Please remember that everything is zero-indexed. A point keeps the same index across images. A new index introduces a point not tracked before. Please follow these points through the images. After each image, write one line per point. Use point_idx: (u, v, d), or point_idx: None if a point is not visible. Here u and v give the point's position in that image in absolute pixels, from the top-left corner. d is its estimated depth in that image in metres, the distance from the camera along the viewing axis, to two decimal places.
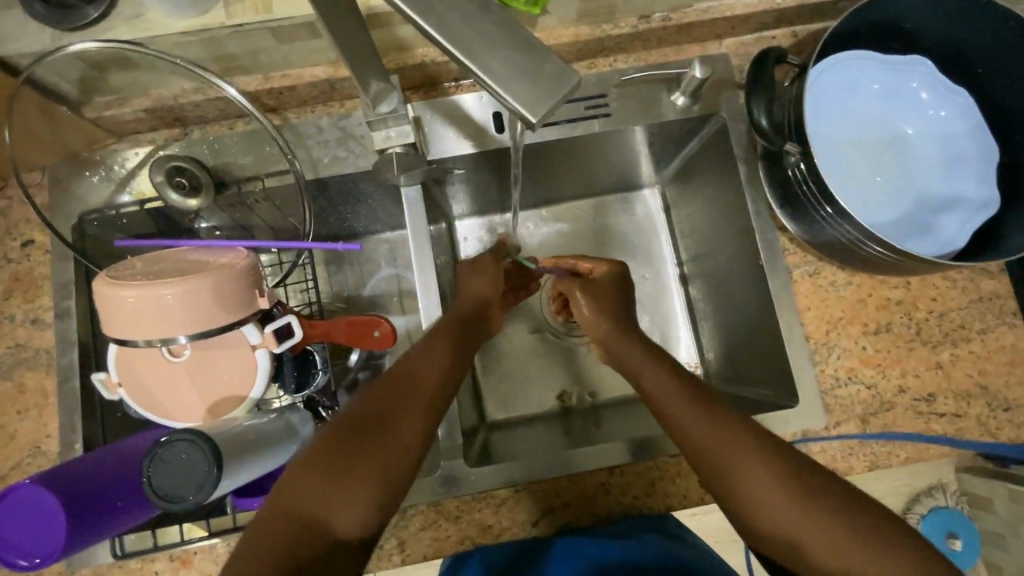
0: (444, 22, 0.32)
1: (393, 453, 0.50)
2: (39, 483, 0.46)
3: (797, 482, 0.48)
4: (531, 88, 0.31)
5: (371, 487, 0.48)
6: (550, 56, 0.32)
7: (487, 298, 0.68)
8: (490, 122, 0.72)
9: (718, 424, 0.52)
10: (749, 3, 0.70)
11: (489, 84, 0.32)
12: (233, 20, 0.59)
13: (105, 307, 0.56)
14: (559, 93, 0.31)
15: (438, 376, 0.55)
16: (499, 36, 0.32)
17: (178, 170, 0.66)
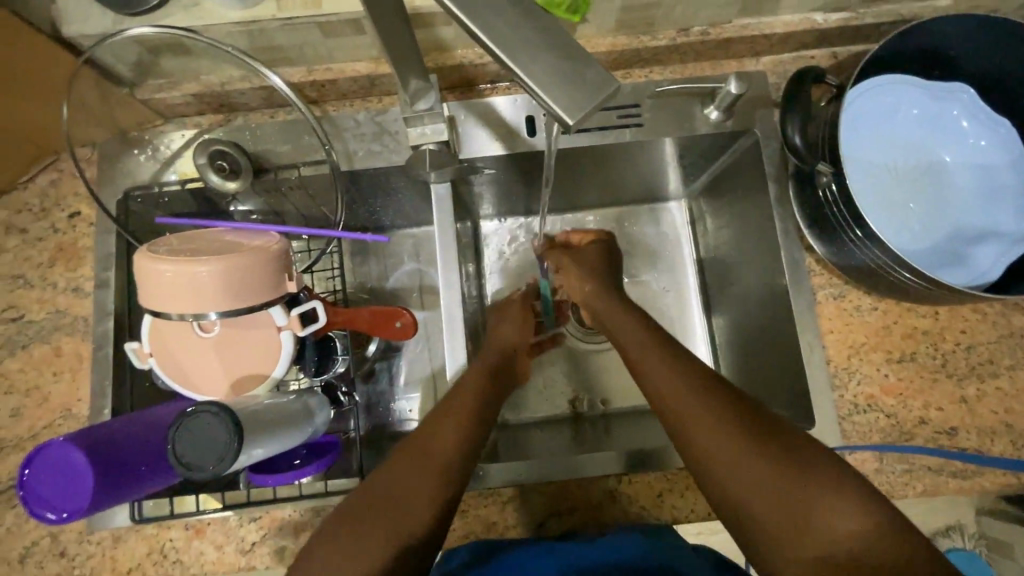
0: (486, 22, 0.33)
1: (415, 484, 0.52)
2: (70, 439, 0.48)
3: (802, 473, 0.46)
4: (570, 92, 0.32)
5: (400, 516, 0.50)
6: (591, 63, 0.33)
7: (516, 346, 0.73)
8: (522, 124, 0.74)
9: (722, 418, 0.50)
10: (789, 22, 0.70)
11: (529, 85, 0.33)
12: (283, 13, 0.61)
13: (143, 278, 0.59)
14: (598, 99, 0.32)
15: (456, 418, 0.57)
16: (537, 44, 0.33)
17: (222, 154, 0.68)
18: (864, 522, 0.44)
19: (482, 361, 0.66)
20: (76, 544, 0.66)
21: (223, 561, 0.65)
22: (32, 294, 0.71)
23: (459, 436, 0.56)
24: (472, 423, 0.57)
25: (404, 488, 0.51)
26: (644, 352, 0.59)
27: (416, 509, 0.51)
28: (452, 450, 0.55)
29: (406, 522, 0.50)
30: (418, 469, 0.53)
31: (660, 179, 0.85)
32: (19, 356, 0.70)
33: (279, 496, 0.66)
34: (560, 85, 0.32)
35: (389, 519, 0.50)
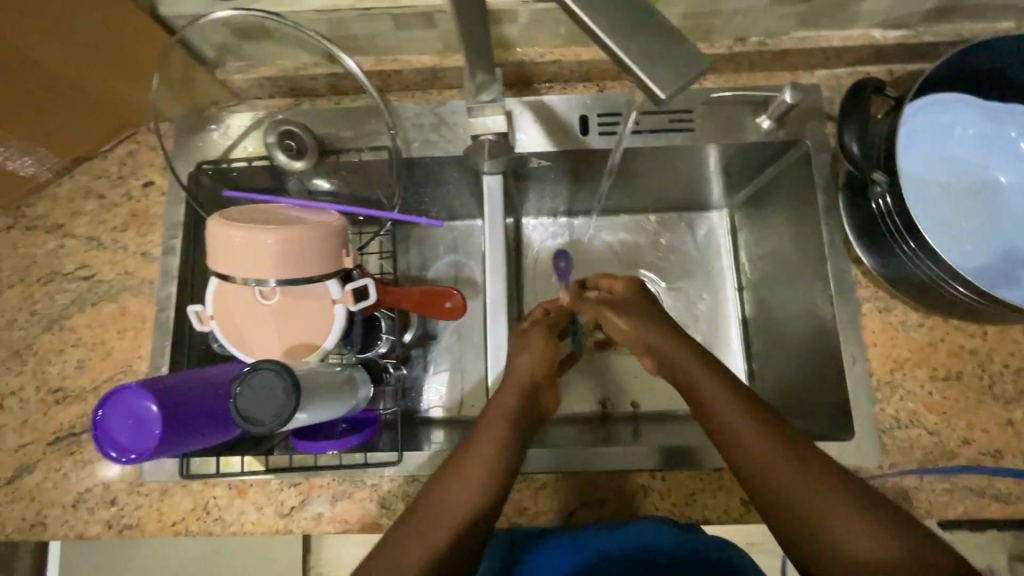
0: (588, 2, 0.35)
1: (463, 481, 0.58)
2: (145, 386, 0.52)
3: (829, 493, 0.48)
4: (665, 67, 0.34)
5: (455, 506, 0.56)
6: (684, 46, 0.35)
7: (536, 379, 0.68)
8: (576, 123, 0.76)
9: (753, 436, 0.52)
10: (846, 38, 0.72)
11: (625, 61, 0.34)
12: (363, 4, 0.65)
13: (213, 243, 0.62)
14: (691, 74, 0.33)
15: (499, 432, 0.62)
16: (637, 22, 0.35)
17: (290, 134, 0.72)
18: (890, 545, 0.45)
19: (510, 395, 0.66)
20: (126, 494, 0.69)
21: (262, 523, 0.68)
22: (104, 255, 0.75)
23: (496, 442, 0.61)
24: (509, 434, 0.62)
25: (454, 483, 0.57)
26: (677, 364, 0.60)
27: (465, 509, 0.56)
28: (492, 454, 0.60)
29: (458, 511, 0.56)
30: (469, 469, 0.58)
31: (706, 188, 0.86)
32: (88, 312, 0.74)
33: (321, 463, 0.69)
34: (658, 63, 0.34)
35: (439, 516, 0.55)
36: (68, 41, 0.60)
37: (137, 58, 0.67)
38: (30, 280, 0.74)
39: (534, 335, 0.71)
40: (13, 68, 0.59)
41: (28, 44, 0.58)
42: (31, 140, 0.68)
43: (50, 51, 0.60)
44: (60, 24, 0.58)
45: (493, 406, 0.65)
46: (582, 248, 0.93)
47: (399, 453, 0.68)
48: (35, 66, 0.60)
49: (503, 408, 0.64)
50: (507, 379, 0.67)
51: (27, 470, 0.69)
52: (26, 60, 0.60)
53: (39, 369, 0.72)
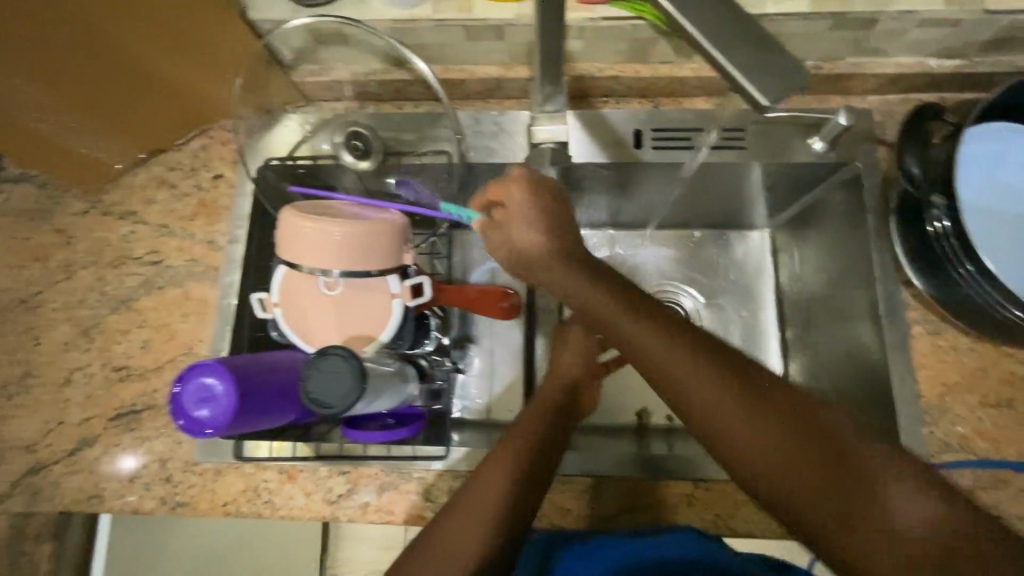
0: (696, 17, 0.38)
1: (492, 485, 0.57)
2: (222, 364, 0.54)
3: (873, 507, 0.44)
4: (769, 79, 0.37)
5: (483, 510, 0.56)
6: (784, 58, 0.38)
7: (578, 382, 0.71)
8: (630, 137, 0.78)
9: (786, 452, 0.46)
10: (901, 64, 0.73)
11: (732, 71, 0.37)
12: (438, 15, 0.69)
13: (285, 231, 0.65)
14: (792, 88, 0.37)
15: (539, 425, 0.64)
16: (741, 36, 0.38)
17: (357, 135, 0.76)
18: (933, 550, 0.43)
19: (549, 396, 0.68)
20: (181, 472, 0.71)
21: (310, 508, 0.69)
22: (172, 242, 0.79)
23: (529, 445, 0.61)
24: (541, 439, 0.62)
25: (482, 487, 0.57)
26: (675, 370, 0.50)
27: (492, 512, 0.56)
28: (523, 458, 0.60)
29: (489, 515, 0.55)
30: (501, 471, 0.58)
31: (751, 207, 0.86)
32: (154, 295, 0.77)
33: (369, 453, 0.71)
34: (765, 74, 0.37)
35: (483, 512, 0.55)
36: (163, 36, 0.65)
37: (222, 53, 0.72)
38: (102, 262, 0.78)
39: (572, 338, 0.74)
40: (112, 56, 0.65)
41: (127, 34, 0.63)
42: (114, 124, 0.72)
43: (145, 46, 0.65)
44: (158, 13, 0.63)
45: (536, 403, 0.67)
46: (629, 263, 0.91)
47: (447, 448, 0.71)
48: (131, 57, 0.66)
49: (537, 410, 0.66)
50: (551, 377, 0.71)
51: (89, 443, 0.72)
52: (125, 53, 0.65)
53: (106, 347, 0.75)
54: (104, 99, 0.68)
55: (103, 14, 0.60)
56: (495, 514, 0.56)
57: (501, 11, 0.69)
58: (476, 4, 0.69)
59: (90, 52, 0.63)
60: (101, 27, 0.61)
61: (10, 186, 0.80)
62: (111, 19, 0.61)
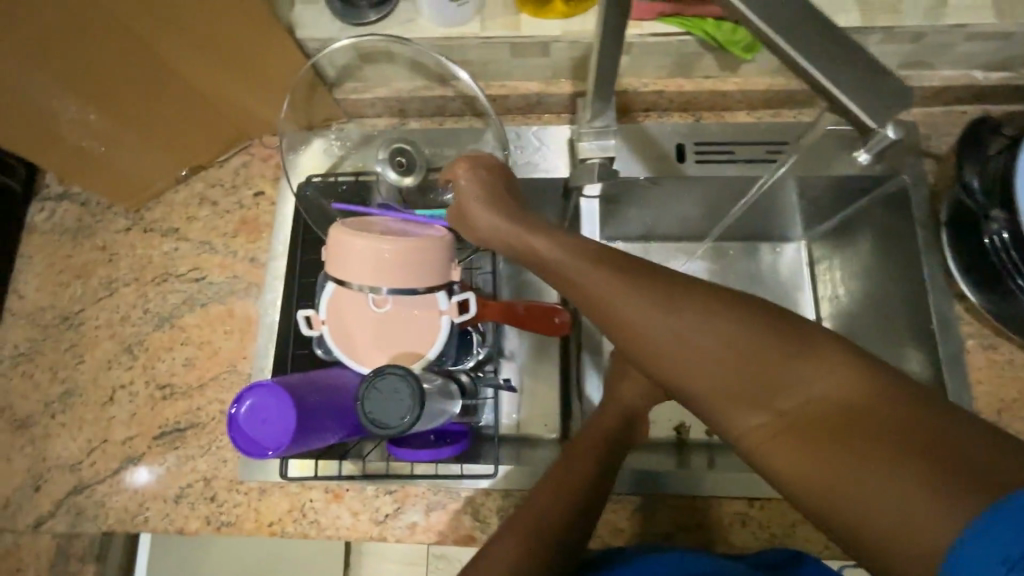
0: (803, 45, 0.39)
1: (543, 511, 0.55)
2: (277, 383, 0.54)
3: (850, 436, 0.39)
4: (878, 102, 0.41)
5: (528, 534, 0.53)
6: (880, 75, 0.41)
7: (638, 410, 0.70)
8: (672, 151, 0.78)
9: (752, 388, 0.43)
10: (947, 77, 0.73)
11: (836, 95, 0.40)
12: (485, 32, 0.69)
13: (335, 248, 0.65)
14: (894, 108, 0.41)
15: (593, 448, 0.64)
16: (847, 60, 0.40)
17: (401, 151, 0.76)
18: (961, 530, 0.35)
19: (605, 421, 0.68)
20: (226, 491, 0.70)
21: (357, 528, 0.68)
22: (215, 259, 0.79)
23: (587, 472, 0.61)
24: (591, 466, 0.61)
25: (528, 510, 0.56)
26: (639, 313, 0.47)
27: (542, 532, 0.53)
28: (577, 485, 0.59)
29: (531, 534, 0.53)
30: (556, 492, 0.58)
31: (788, 219, 0.86)
32: (197, 312, 0.77)
33: (416, 472, 0.70)
34: (873, 100, 0.41)
35: (540, 523, 0.54)
36: (215, 57, 0.66)
37: (267, 72, 0.72)
38: (145, 280, 0.78)
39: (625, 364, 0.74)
40: (164, 75, 0.65)
41: (182, 54, 0.64)
42: (150, 138, 0.72)
43: (198, 66, 0.66)
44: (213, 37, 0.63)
45: (590, 430, 0.67)
46: None
47: (495, 466, 0.69)
48: (183, 76, 0.67)
49: (596, 434, 0.66)
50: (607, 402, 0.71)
51: (133, 462, 0.72)
52: (177, 72, 0.66)
53: (149, 365, 0.75)
54: (142, 110, 0.67)
55: (162, 37, 0.61)
56: (535, 535, 0.53)
57: (549, 28, 0.69)
58: (522, 21, 0.69)
59: (145, 72, 0.64)
60: (158, 49, 0.62)
61: (53, 205, 0.81)
62: (169, 41, 0.62)
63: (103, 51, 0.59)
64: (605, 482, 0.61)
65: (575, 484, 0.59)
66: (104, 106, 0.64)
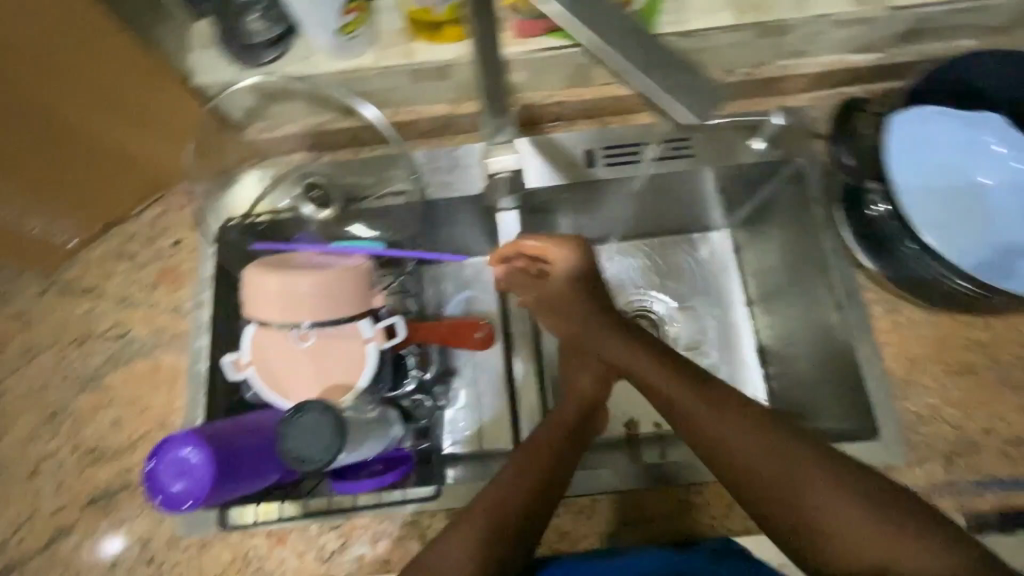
0: (619, 47, 0.41)
1: (505, 498, 0.59)
2: (191, 433, 0.53)
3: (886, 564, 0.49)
4: (694, 98, 0.42)
5: (486, 526, 0.56)
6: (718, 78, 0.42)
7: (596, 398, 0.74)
8: (581, 157, 0.80)
9: (816, 505, 0.52)
10: (826, 63, 0.77)
11: (654, 98, 0.42)
12: (381, 63, 0.71)
13: (250, 289, 0.65)
14: (713, 103, 0.42)
15: (555, 437, 0.66)
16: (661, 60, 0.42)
17: (314, 186, 0.77)
18: None
19: (567, 408, 0.71)
20: (165, 550, 0.68)
21: (304, 569, 0.68)
22: (136, 313, 0.78)
23: (551, 453, 0.64)
24: (558, 454, 0.64)
25: (493, 490, 0.59)
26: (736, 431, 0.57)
27: (499, 519, 0.57)
28: (545, 471, 0.62)
29: (495, 526, 0.56)
30: (515, 478, 0.60)
31: (707, 211, 0.89)
32: (122, 370, 0.75)
33: (360, 503, 0.68)
34: (688, 96, 0.41)
35: (504, 509, 0.58)
36: (130, 103, 0.68)
37: (172, 122, 0.73)
38: (64, 343, 0.76)
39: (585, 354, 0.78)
40: (80, 128, 0.66)
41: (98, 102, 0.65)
42: (38, 200, 0.69)
43: (111, 116, 0.67)
44: (130, 80, 0.66)
45: (552, 418, 0.70)
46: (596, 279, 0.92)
47: (437, 486, 0.69)
48: (98, 129, 0.67)
49: (563, 419, 0.70)
50: (568, 393, 0.74)
51: (65, 533, 0.69)
52: (88, 124, 0.66)
53: (75, 432, 0.73)
54: (43, 166, 0.66)
55: (82, 80, 0.63)
56: (501, 529, 0.56)
57: (443, 52, 0.71)
58: (416, 49, 0.71)
59: (64, 123, 0.65)
60: (75, 95, 0.63)
61: None
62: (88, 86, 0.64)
63: (32, 86, 0.60)
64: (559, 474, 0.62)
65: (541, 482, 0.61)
66: (3, 158, 0.63)
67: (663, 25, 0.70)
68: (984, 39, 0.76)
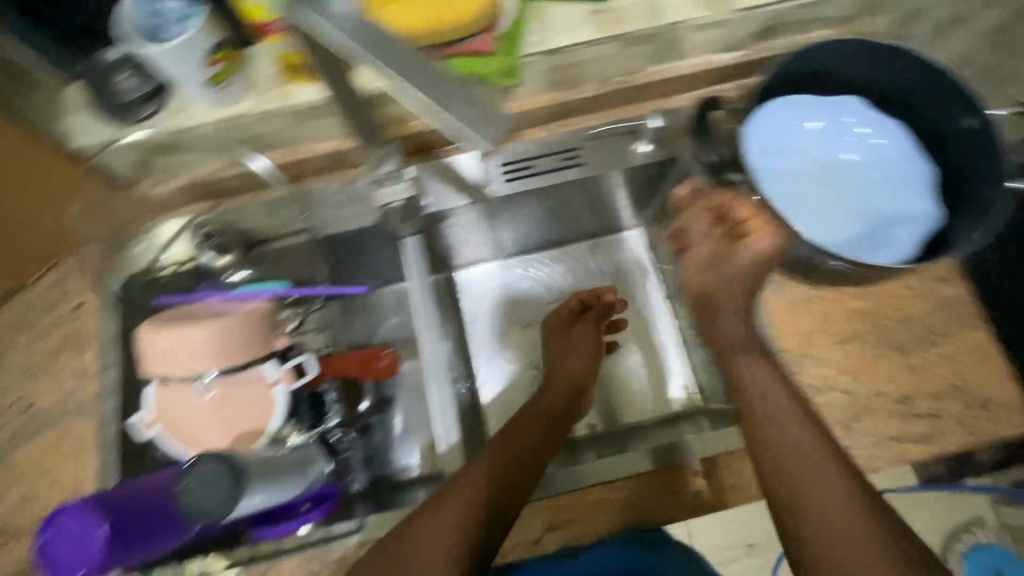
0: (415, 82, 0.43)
1: (472, 494, 0.62)
2: (81, 502, 0.53)
3: None
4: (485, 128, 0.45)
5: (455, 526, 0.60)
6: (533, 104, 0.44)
7: (580, 379, 0.78)
8: (478, 176, 0.82)
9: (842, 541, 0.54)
10: (694, 64, 0.82)
11: (457, 131, 0.45)
12: (260, 107, 0.71)
13: (146, 348, 0.64)
14: (506, 133, 0.46)
15: (534, 426, 0.71)
16: (459, 93, 0.45)
17: (211, 233, 0.77)
18: None
19: (552, 395, 0.76)
20: None
21: None
22: (42, 383, 0.76)
23: (528, 441, 0.68)
24: (533, 445, 0.68)
25: (466, 483, 0.63)
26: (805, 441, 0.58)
27: (463, 514, 0.61)
28: (521, 464, 0.66)
29: (463, 524, 0.60)
30: (482, 473, 0.64)
31: (613, 204, 0.91)
32: (32, 443, 0.74)
33: (285, 547, 0.71)
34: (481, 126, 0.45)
35: (476, 505, 0.62)
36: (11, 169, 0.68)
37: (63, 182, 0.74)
38: None
39: (576, 338, 0.82)
40: None
41: None
42: None
43: None
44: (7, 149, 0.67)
45: (539, 405, 0.74)
46: (523, 290, 1.00)
47: (359, 519, 0.71)
48: None
49: (545, 406, 0.74)
50: (555, 376, 0.78)
51: None
52: None
53: None
54: None
55: None
56: (467, 532, 0.60)
57: (308, 94, 0.71)
58: (294, 89, 0.71)
59: None
60: None
61: None
62: None
63: None
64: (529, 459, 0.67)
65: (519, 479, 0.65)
66: None
67: (528, 47, 0.73)
68: (833, 29, 0.82)
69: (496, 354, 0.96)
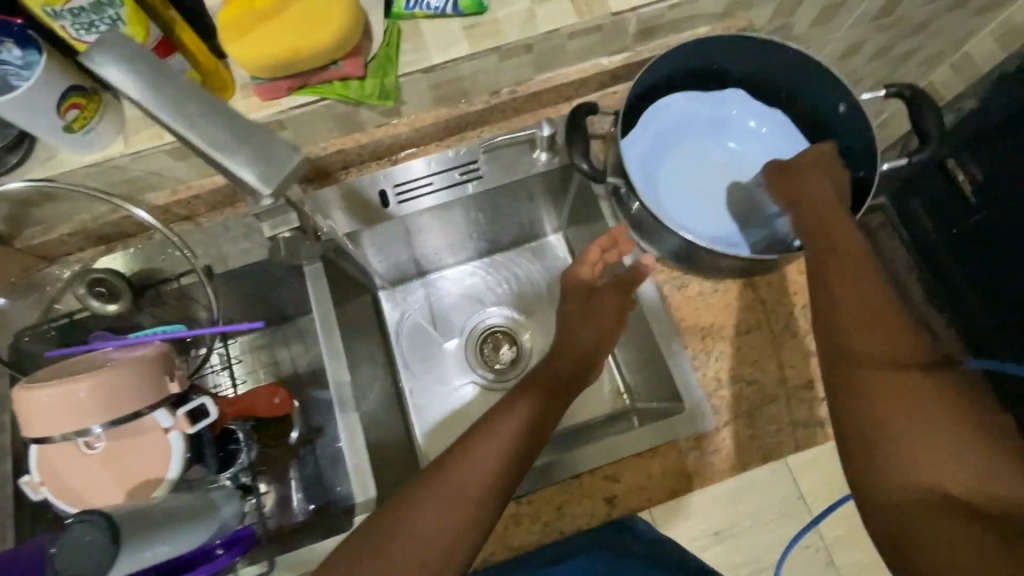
0: (198, 128, 0.46)
1: (485, 459, 0.59)
2: None
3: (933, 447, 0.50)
4: (265, 169, 0.46)
5: (461, 503, 0.56)
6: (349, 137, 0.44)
7: (582, 356, 0.74)
8: (376, 199, 0.82)
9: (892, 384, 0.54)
10: (582, 69, 0.82)
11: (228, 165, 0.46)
12: (131, 149, 0.69)
13: (24, 409, 0.62)
14: (283, 173, 0.47)
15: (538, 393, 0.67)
16: (239, 131, 0.47)
17: (99, 281, 0.73)
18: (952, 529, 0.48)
19: (559, 364, 0.72)
20: None
21: None
22: None
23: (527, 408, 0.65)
24: (532, 420, 0.64)
25: (469, 454, 0.60)
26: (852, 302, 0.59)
27: (478, 483, 0.58)
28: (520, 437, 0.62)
29: (467, 501, 0.57)
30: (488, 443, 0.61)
31: (523, 211, 0.91)
32: None
33: None
34: (256, 165, 0.46)
35: (473, 481, 0.58)
36: None
37: None
38: None
39: (591, 305, 0.76)
40: None
41: None
42: None
43: None
44: None
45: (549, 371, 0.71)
46: (450, 302, 1.00)
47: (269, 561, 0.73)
48: None
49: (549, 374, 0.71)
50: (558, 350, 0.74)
51: None
52: None
53: None
54: None
55: None
56: (474, 510, 0.56)
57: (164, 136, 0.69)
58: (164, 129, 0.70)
59: None
60: None
61: None
62: None
63: None
64: (543, 432, 0.64)
65: (530, 455, 0.62)
66: None
67: (403, 66, 0.73)
68: (713, 25, 0.83)
69: (427, 371, 0.95)
